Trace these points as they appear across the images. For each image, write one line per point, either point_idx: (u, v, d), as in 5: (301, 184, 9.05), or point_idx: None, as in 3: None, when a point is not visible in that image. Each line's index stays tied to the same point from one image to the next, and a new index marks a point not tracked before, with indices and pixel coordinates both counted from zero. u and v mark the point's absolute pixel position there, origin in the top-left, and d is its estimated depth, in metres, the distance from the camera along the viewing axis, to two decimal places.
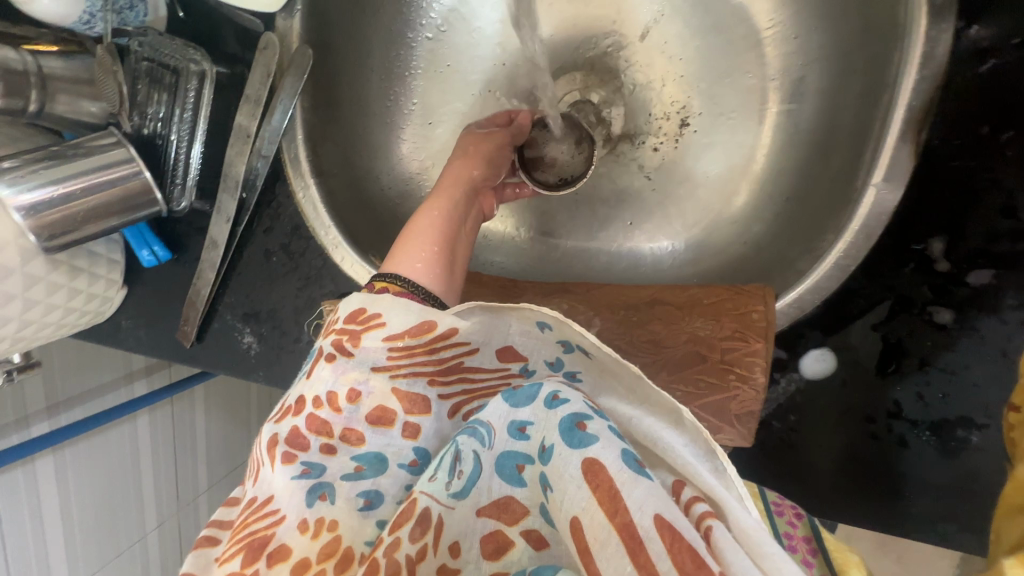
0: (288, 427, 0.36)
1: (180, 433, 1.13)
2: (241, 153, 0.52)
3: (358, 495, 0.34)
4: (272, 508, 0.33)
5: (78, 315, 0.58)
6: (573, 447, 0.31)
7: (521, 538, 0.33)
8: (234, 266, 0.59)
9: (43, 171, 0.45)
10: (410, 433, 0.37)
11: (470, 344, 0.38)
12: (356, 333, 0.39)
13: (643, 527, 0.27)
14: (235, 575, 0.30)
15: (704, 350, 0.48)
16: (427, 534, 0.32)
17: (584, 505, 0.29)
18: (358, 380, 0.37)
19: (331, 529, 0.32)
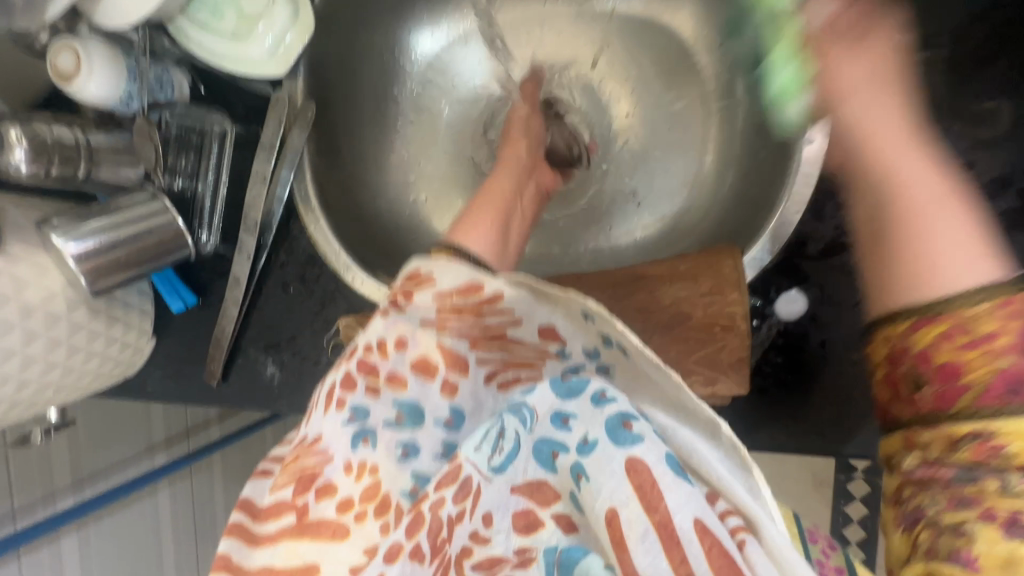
0: (340, 372, 0.39)
1: (199, 507, 1.13)
2: (259, 195, 0.60)
3: (397, 445, 0.37)
4: (320, 448, 0.37)
5: (112, 363, 0.62)
6: (620, 445, 0.33)
7: (551, 519, 0.35)
8: (255, 300, 0.65)
9: (91, 224, 0.53)
10: (447, 392, 0.39)
11: (514, 315, 0.40)
12: (410, 291, 0.42)
13: (683, 528, 0.30)
14: (286, 502, 0.35)
15: (687, 309, 0.53)
16: (467, 499, 0.35)
17: (625, 499, 0.32)
18: (407, 332, 0.40)
19: (372, 473, 0.36)
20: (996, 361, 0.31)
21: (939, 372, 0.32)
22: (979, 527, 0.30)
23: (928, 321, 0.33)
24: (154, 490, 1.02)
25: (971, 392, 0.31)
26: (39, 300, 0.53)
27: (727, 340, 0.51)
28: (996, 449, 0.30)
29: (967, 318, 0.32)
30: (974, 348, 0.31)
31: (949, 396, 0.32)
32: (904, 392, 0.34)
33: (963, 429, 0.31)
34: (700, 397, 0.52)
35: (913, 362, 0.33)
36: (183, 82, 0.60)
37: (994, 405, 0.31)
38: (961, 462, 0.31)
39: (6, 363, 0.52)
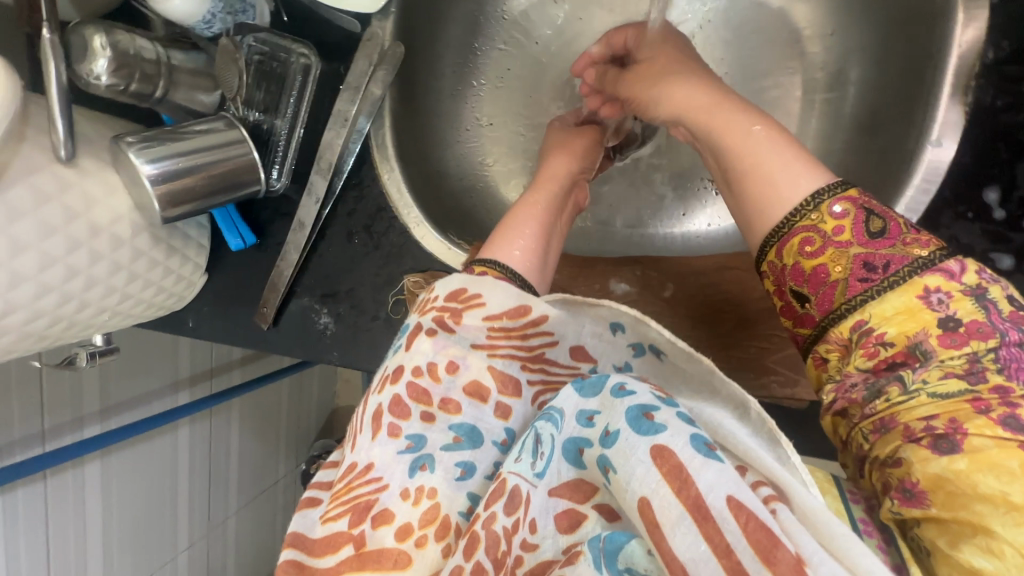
0: (390, 396, 0.37)
1: (216, 448, 1.13)
2: (338, 136, 0.57)
3: (455, 465, 0.35)
4: (374, 475, 0.35)
5: (165, 295, 0.60)
6: (642, 435, 0.29)
7: (593, 511, 0.32)
8: (316, 248, 0.62)
9: (165, 146, 0.50)
10: (501, 413, 0.37)
11: (554, 335, 0.38)
12: (457, 311, 0.39)
13: (716, 508, 0.26)
14: (343, 533, 0.33)
15: (777, 306, 0.51)
16: (518, 508, 0.32)
17: (654, 486, 0.28)
18: (458, 355, 0.38)
19: (430, 497, 0.34)
20: (848, 253, 0.34)
21: (812, 281, 0.35)
22: (908, 446, 0.31)
23: (787, 239, 0.35)
24: (175, 426, 1.02)
25: (840, 290, 0.34)
26: (106, 221, 0.51)
27: None
28: (880, 342, 0.32)
29: (820, 224, 0.34)
30: (827, 248, 0.34)
31: (827, 298, 0.34)
32: (797, 312, 0.36)
33: (848, 328, 0.34)
34: (775, 399, 0.51)
35: (795, 276, 0.35)
36: (264, 9, 0.57)
37: (862, 293, 0.33)
38: (864, 369, 0.33)
39: (69, 282, 0.50)
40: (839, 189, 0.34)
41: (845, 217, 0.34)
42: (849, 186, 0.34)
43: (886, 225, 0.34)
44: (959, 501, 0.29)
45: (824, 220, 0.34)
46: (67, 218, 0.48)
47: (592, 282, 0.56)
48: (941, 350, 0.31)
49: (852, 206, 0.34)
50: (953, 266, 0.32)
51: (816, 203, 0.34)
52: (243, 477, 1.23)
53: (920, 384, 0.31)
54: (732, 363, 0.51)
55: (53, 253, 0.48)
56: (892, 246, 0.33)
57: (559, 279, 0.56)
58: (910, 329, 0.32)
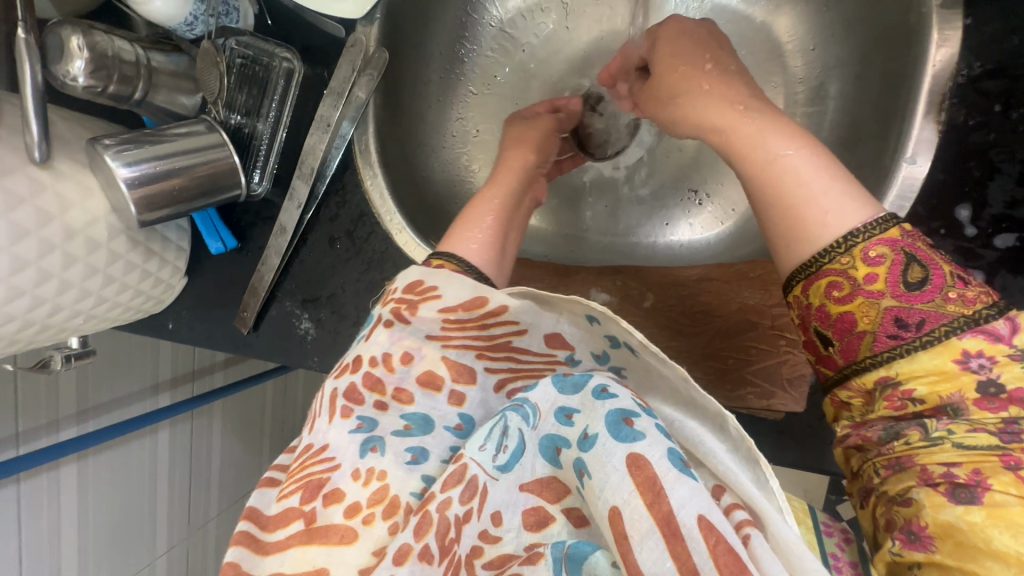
0: (346, 383, 0.38)
1: (196, 450, 1.12)
2: (321, 141, 0.57)
3: (406, 450, 0.35)
4: (327, 456, 0.35)
5: (143, 298, 0.59)
6: (620, 441, 0.30)
7: (561, 513, 0.33)
8: (297, 252, 0.62)
9: (145, 149, 0.50)
10: (455, 400, 0.37)
11: (519, 325, 0.37)
12: (413, 303, 0.39)
13: (684, 525, 0.27)
14: (295, 510, 0.33)
15: (755, 318, 0.51)
16: (474, 499, 0.33)
17: (626, 496, 0.28)
18: (413, 347, 0.38)
19: (380, 478, 0.34)
20: (880, 304, 0.35)
21: (841, 326, 0.37)
22: (922, 491, 0.34)
23: (816, 277, 0.37)
24: (154, 429, 1.01)
25: (865, 341, 0.36)
26: (82, 223, 0.50)
27: (791, 355, 0.50)
28: (905, 396, 0.35)
29: (848, 267, 0.36)
30: (857, 295, 0.36)
31: (852, 348, 0.37)
32: (821, 351, 0.38)
33: (871, 379, 0.36)
34: (751, 409, 0.51)
35: (820, 317, 0.37)
36: (248, 11, 0.57)
37: (891, 347, 0.35)
38: (887, 417, 0.36)
39: (42, 286, 0.49)
40: (879, 232, 0.35)
41: (880, 263, 0.35)
42: (888, 228, 0.35)
43: (925, 276, 0.35)
44: (970, 554, 0.32)
45: (857, 266, 0.35)
46: (41, 220, 0.48)
47: (573, 292, 0.56)
48: (975, 413, 0.34)
49: (886, 255, 0.35)
50: (999, 328, 0.33)
51: (849, 244, 0.36)
52: (224, 480, 1.22)
53: (942, 435, 0.34)
54: (710, 374, 0.52)
55: (26, 256, 0.47)
56: (930, 301, 0.34)
57: (540, 287, 0.56)
58: (939, 392, 0.34)
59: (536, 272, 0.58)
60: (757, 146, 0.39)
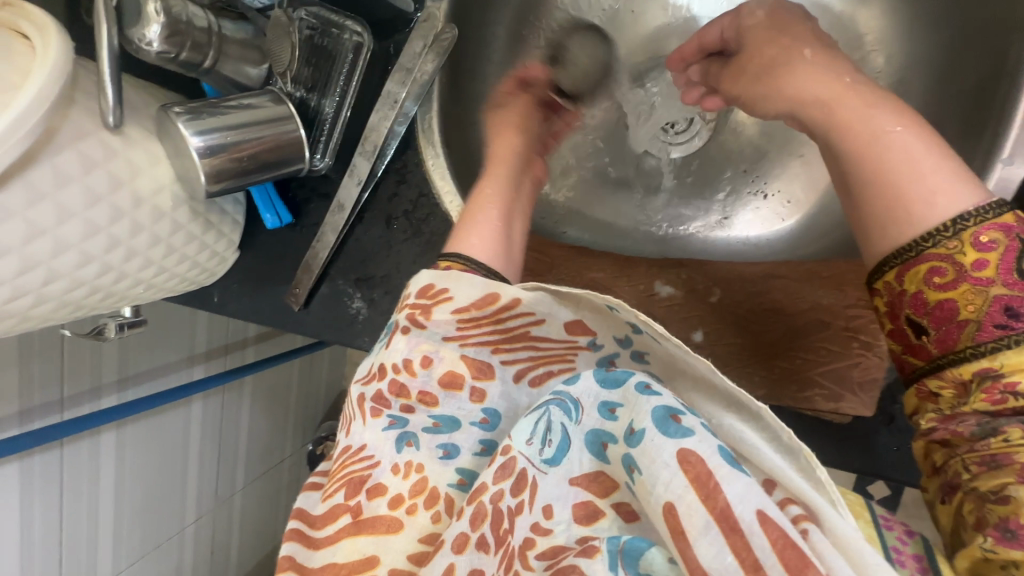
0: (373, 390, 0.38)
1: (226, 422, 1.13)
2: (384, 118, 0.56)
3: (437, 446, 0.35)
4: (366, 454, 0.36)
5: (198, 270, 0.59)
6: (669, 436, 0.27)
7: (611, 509, 0.30)
8: (352, 231, 0.61)
9: (215, 118, 0.49)
10: (477, 398, 0.36)
11: (535, 315, 0.36)
12: (428, 307, 0.39)
13: (745, 519, 0.24)
14: (340, 505, 0.34)
15: (828, 318, 0.50)
16: (523, 492, 0.31)
17: (680, 492, 0.26)
18: (431, 350, 0.37)
19: (419, 470, 0.35)
20: (986, 292, 0.34)
21: (942, 315, 0.35)
22: (1019, 488, 0.31)
23: (916, 262, 0.36)
24: (189, 400, 1.02)
25: (966, 331, 0.35)
26: (148, 191, 0.50)
27: (864, 358, 0.49)
28: (1007, 389, 0.33)
29: (954, 253, 0.34)
30: (961, 283, 0.35)
31: (950, 338, 0.35)
32: (912, 340, 0.37)
33: (970, 371, 0.34)
34: (817, 411, 0.50)
35: (918, 304, 0.36)
36: None
37: (996, 338, 0.34)
38: (982, 411, 0.34)
39: (110, 252, 0.49)
40: (991, 217, 0.34)
41: (991, 249, 0.34)
42: (1003, 214, 0.34)
43: None
44: None
45: (965, 251, 0.34)
46: (112, 186, 0.47)
47: (636, 283, 0.55)
48: None
49: (999, 242, 0.34)
50: None
51: (958, 228, 0.34)
52: (251, 454, 1.23)
53: None
54: (775, 374, 0.51)
55: (97, 222, 0.47)
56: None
57: (603, 276, 0.56)
58: None
59: (599, 260, 0.57)
60: (853, 135, 0.38)
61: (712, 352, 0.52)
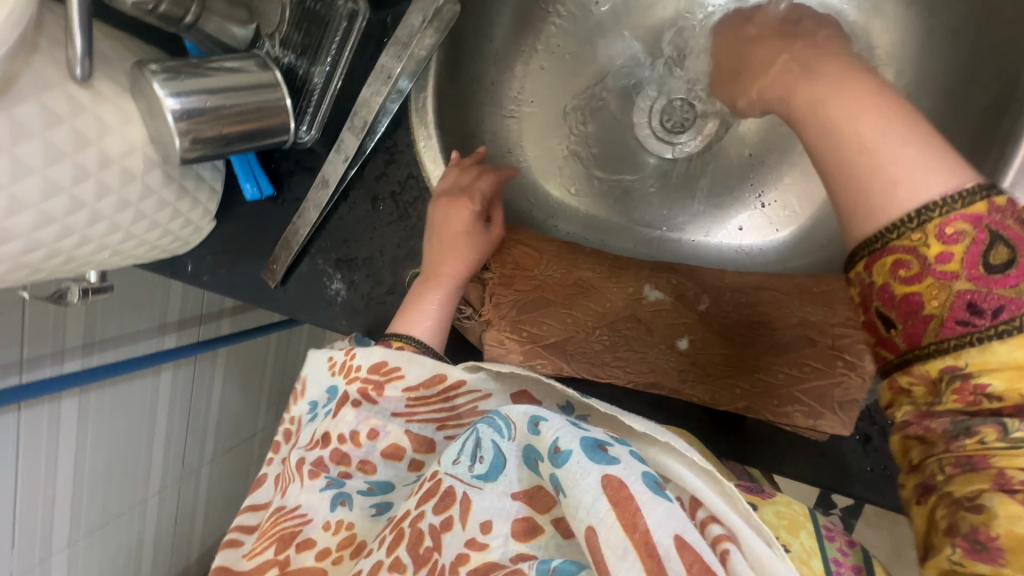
0: (314, 454, 0.37)
1: (196, 394, 1.11)
2: (377, 94, 0.53)
3: (371, 505, 0.35)
4: (298, 512, 0.36)
5: (170, 239, 0.56)
6: (595, 462, 0.28)
7: (551, 525, 0.30)
8: (335, 209, 0.59)
9: (192, 80, 0.46)
10: (416, 468, 0.36)
11: (480, 392, 0.36)
12: (379, 383, 0.38)
13: (662, 546, 0.25)
14: (269, 559, 0.34)
15: (814, 335, 0.49)
16: (452, 507, 0.30)
17: (601, 516, 0.26)
18: (379, 424, 0.37)
19: (349, 528, 0.35)
20: (953, 287, 0.31)
21: (905, 310, 0.33)
22: (995, 496, 0.29)
23: (885, 253, 0.32)
24: (158, 369, 0.99)
25: (932, 326, 0.32)
26: (119, 151, 0.47)
27: (847, 379, 0.48)
28: (980, 390, 0.31)
29: (921, 245, 0.31)
30: (926, 277, 0.32)
31: (916, 334, 0.33)
32: (880, 333, 0.34)
33: (936, 368, 0.32)
34: (796, 428, 0.50)
35: (885, 298, 0.33)
36: None
37: (958, 335, 0.31)
38: (957, 410, 0.32)
39: (74, 215, 0.46)
40: (959, 206, 0.31)
41: (958, 241, 0.31)
42: (975, 201, 0.31)
43: (1008, 258, 0.30)
44: None
45: (928, 243, 0.31)
46: (78, 143, 0.44)
47: (625, 285, 0.54)
48: None
49: (967, 234, 0.31)
50: None
51: (923, 218, 0.31)
52: (220, 427, 1.21)
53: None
54: (757, 387, 0.50)
55: (59, 181, 0.44)
56: (1013, 287, 0.30)
57: (592, 276, 0.55)
58: (1017, 389, 0.30)
59: (588, 258, 0.56)
60: None
61: (696, 361, 0.52)
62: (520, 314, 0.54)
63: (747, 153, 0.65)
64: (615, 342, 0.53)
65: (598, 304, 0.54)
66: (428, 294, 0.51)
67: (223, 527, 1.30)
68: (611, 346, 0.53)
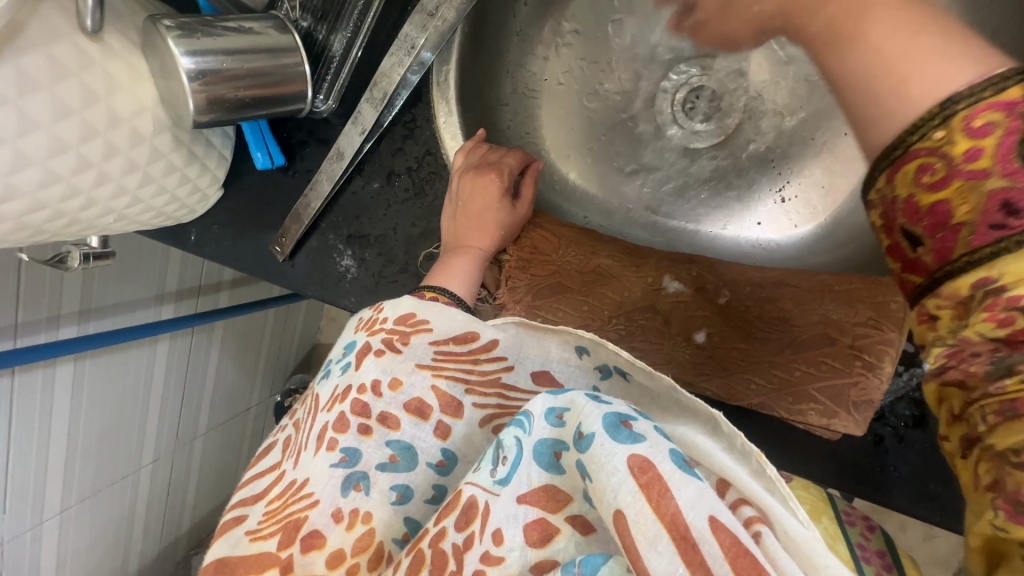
0: (336, 414, 0.39)
1: (193, 366, 1.09)
2: (399, 64, 0.51)
3: (392, 489, 0.36)
4: (307, 491, 0.35)
5: (177, 206, 0.54)
6: (620, 442, 0.27)
7: (565, 524, 0.29)
8: (349, 183, 0.57)
9: (210, 39, 0.44)
10: (440, 434, 0.38)
11: (507, 361, 0.41)
12: (405, 333, 0.42)
13: (697, 528, 0.24)
14: (271, 554, 0.33)
15: (834, 332, 0.48)
16: (473, 521, 0.30)
17: (630, 499, 0.25)
18: (403, 374, 0.40)
19: (364, 521, 0.35)
20: (983, 187, 0.25)
21: (930, 221, 0.26)
22: None
23: (900, 162, 0.27)
24: (154, 339, 0.97)
25: (961, 235, 0.25)
26: (128, 111, 0.45)
27: (865, 379, 0.47)
28: (1015, 306, 0.24)
29: (941, 145, 0.25)
30: (953, 179, 0.25)
31: (945, 248, 0.26)
32: (906, 255, 0.28)
33: (965, 284, 0.25)
34: (809, 425, 0.49)
35: (908, 213, 0.27)
36: None
37: (993, 243, 0.24)
38: (990, 337, 0.25)
39: (80, 175, 0.44)
40: (988, 95, 0.24)
41: (986, 134, 0.24)
42: (1007, 87, 0.24)
43: None
44: None
45: (952, 141, 0.25)
46: (86, 99, 0.42)
47: (644, 275, 0.53)
48: None
49: (999, 124, 0.24)
50: None
51: (946, 113, 0.25)
52: (216, 400, 1.20)
53: None
54: (774, 384, 0.49)
55: (66, 138, 0.42)
56: None
57: (610, 264, 0.53)
58: None
59: (606, 245, 0.55)
60: None
61: (712, 354, 0.51)
62: (537, 299, 0.53)
63: (772, 142, 0.63)
64: (631, 331, 0.52)
65: (615, 293, 0.53)
66: (458, 261, 0.51)
67: (215, 500, 1.30)
68: (628, 335, 0.52)
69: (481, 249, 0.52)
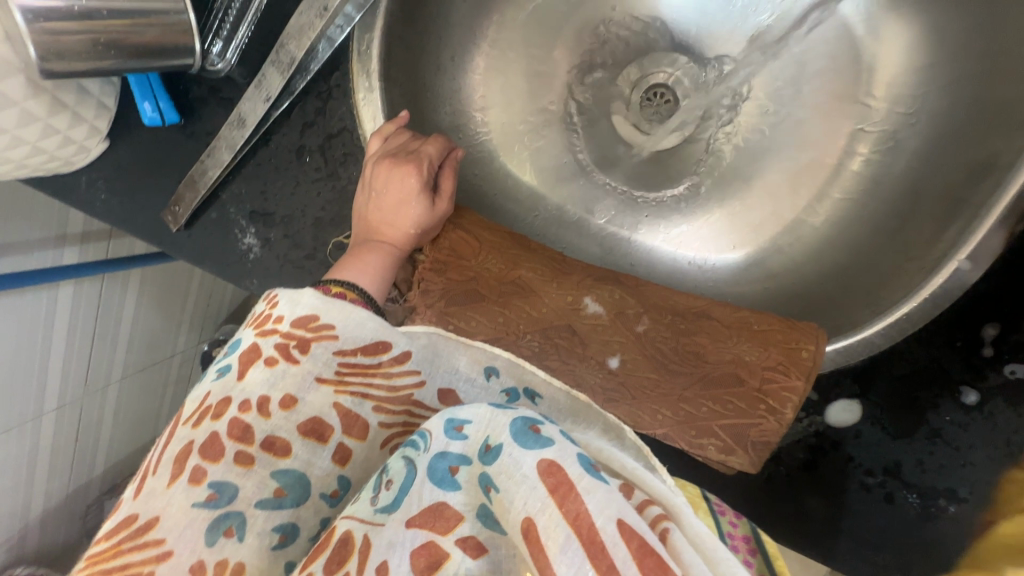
0: (205, 434, 0.33)
1: (104, 311, 1.02)
2: (308, 26, 0.45)
3: (273, 530, 0.30)
4: (156, 538, 0.29)
5: (44, 158, 0.47)
6: (527, 448, 0.25)
7: (457, 548, 0.24)
8: (253, 153, 0.51)
9: None
10: (338, 458, 0.34)
11: (421, 375, 0.39)
12: (304, 340, 0.37)
13: (604, 532, 0.21)
14: None
15: (743, 374, 0.48)
16: (349, 560, 0.25)
17: (539, 506, 0.23)
18: (296, 390, 0.35)
19: (236, 574, 0.28)
20: None
21: None
22: None
23: None
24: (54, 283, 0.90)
25: None
26: None
27: (764, 421, 0.47)
28: None
29: None
30: None
31: None
32: None
33: None
34: (707, 459, 0.49)
35: None
36: None
37: None
38: None
39: None
40: None
41: None
42: None
43: None
44: None
45: None
46: None
47: (566, 292, 0.50)
48: None
49: None
50: None
51: None
52: (132, 346, 1.13)
53: None
54: (679, 416, 0.48)
55: None
56: None
57: (531, 277, 0.50)
58: None
59: (531, 255, 0.51)
60: None
61: (624, 381, 0.49)
62: (450, 305, 0.49)
63: (722, 158, 0.60)
64: (545, 349, 0.49)
65: (532, 307, 0.50)
66: (368, 258, 0.46)
67: (132, 445, 1.25)
68: (541, 353, 0.49)
69: (397, 247, 0.48)
